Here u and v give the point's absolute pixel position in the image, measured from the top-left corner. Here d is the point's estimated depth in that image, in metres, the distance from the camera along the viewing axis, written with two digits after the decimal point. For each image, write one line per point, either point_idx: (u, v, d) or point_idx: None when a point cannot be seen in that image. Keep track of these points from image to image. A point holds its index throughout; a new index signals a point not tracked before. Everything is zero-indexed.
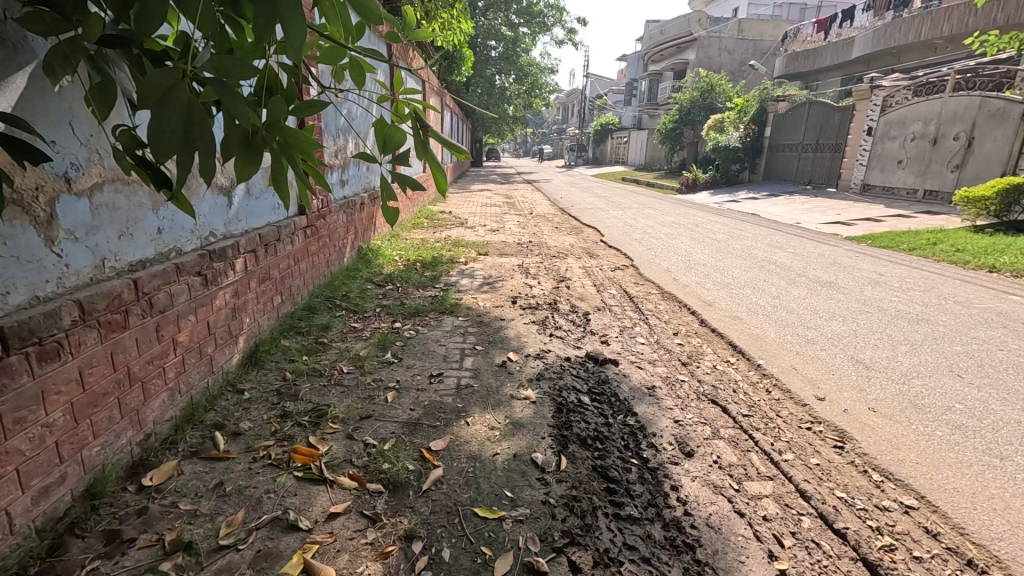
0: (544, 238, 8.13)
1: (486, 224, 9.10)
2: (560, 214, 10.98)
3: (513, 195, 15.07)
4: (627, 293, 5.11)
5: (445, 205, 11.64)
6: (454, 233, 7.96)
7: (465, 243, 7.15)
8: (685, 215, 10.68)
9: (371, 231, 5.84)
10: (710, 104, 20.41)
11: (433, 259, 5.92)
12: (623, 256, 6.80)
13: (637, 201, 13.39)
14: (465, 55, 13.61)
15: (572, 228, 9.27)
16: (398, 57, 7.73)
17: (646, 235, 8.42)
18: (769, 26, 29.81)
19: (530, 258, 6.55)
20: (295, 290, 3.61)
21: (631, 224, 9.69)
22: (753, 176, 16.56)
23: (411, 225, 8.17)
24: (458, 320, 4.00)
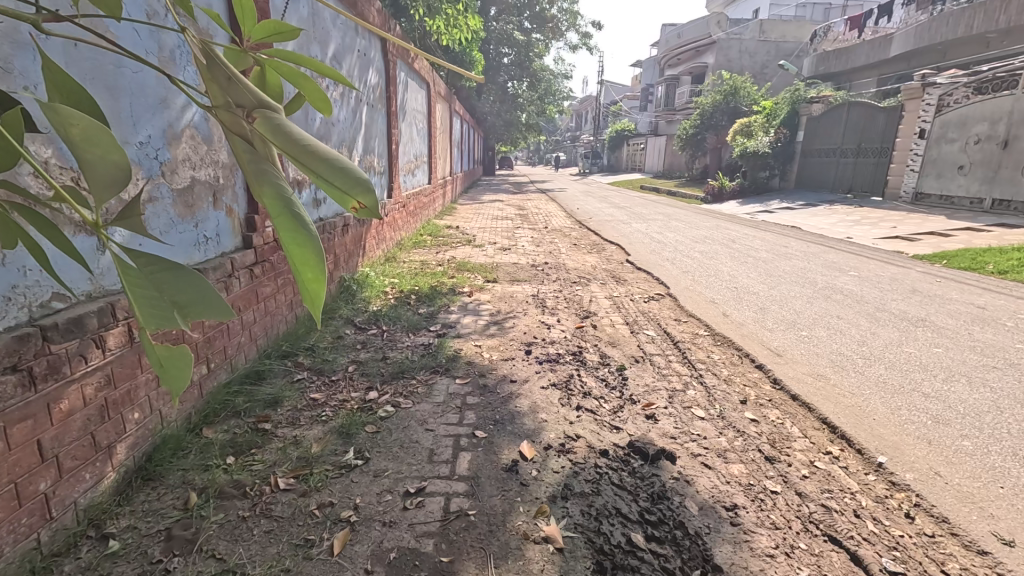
0: (562, 258, 7.17)
1: (496, 241, 8.19)
2: (578, 228, 10.02)
3: (526, 206, 14.16)
4: (668, 336, 4.13)
5: (452, 219, 10.78)
6: (459, 254, 7.05)
7: (471, 266, 6.22)
8: (716, 228, 9.65)
9: (355, 257, 4.91)
10: (734, 108, 19.32)
11: (431, 289, 5.00)
12: (656, 281, 5.81)
13: (660, 212, 12.38)
14: (476, 60, 12.86)
15: (592, 245, 8.29)
16: (397, 56, 6.85)
17: (678, 253, 7.41)
18: (793, 27, 28.71)
19: (546, 284, 5.60)
20: (233, 352, 2.68)
21: (658, 239, 8.70)
22: (784, 184, 15.40)
23: (412, 244, 7.27)
24: (455, 384, 3.05)
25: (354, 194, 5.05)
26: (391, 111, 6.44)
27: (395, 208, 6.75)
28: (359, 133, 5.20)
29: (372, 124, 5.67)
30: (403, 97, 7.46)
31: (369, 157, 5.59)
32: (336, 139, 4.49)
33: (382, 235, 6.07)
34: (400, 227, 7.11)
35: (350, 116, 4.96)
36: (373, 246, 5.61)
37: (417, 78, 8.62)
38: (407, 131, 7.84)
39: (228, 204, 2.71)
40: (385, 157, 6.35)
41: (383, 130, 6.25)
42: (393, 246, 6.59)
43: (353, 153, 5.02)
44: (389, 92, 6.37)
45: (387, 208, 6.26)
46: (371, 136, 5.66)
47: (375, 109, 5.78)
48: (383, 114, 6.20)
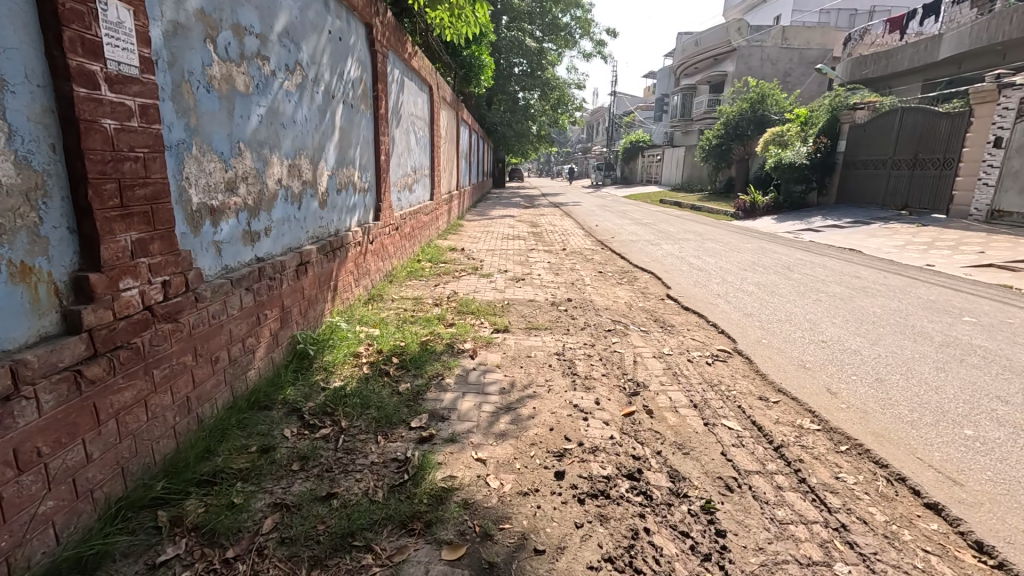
0: (588, 292, 5.88)
1: (508, 268, 6.94)
2: (601, 251, 8.75)
3: (540, 223, 12.95)
4: (763, 433, 2.80)
5: (458, 239, 9.61)
6: (462, 287, 5.78)
7: (476, 306, 4.94)
8: (762, 252, 8.33)
9: (319, 305, 3.66)
10: (762, 116, 18.00)
11: (422, 348, 3.72)
12: (714, 330, 4.50)
13: (690, 231, 11.08)
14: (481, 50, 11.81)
15: (621, 274, 7.00)
16: (388, 48, 5.67)
17: (729, 286, 6.10)
18: (817, 34, 27.50)
19: (574, 335, 4.31)
20: (13, 540, 1.42)
21: (697, 266, 7.37)
22: (825, 199, 14.00)
23: (406, 276, 6.01)
24: (441, 563, 1.77)
25: (321, 218, 3.80)
26: (380, 114, 5.22)
27: (385, 231, 5.50)
28: (331, 138, 3.97)
29: (351, 129, 4.44)
30: (397, 98, 6.26)
31: (345, 169, 4.34)
32: (290, 144, 3.24)
33: (365, 268, 4.82)
34: (392, 254, 5.88)
35: (319, 116, 3.74)
36: (349, 284, 4.34)
37: (417, 78, 7.44)
38: (402, 140, 6.64)
39: (12, 259, 1.45)
40: (371, 169, 5.12)
41: (369, 137, 5.01)
42: (380, 280, 5.36)
43: (320, 165, 3.77)
44: (378, 90, 5.18)
45: (372, 233, 5.01)
46: (350, 143, 4.44)
47: (356, 109, 4.56)
48: (369, 116, 4.98)
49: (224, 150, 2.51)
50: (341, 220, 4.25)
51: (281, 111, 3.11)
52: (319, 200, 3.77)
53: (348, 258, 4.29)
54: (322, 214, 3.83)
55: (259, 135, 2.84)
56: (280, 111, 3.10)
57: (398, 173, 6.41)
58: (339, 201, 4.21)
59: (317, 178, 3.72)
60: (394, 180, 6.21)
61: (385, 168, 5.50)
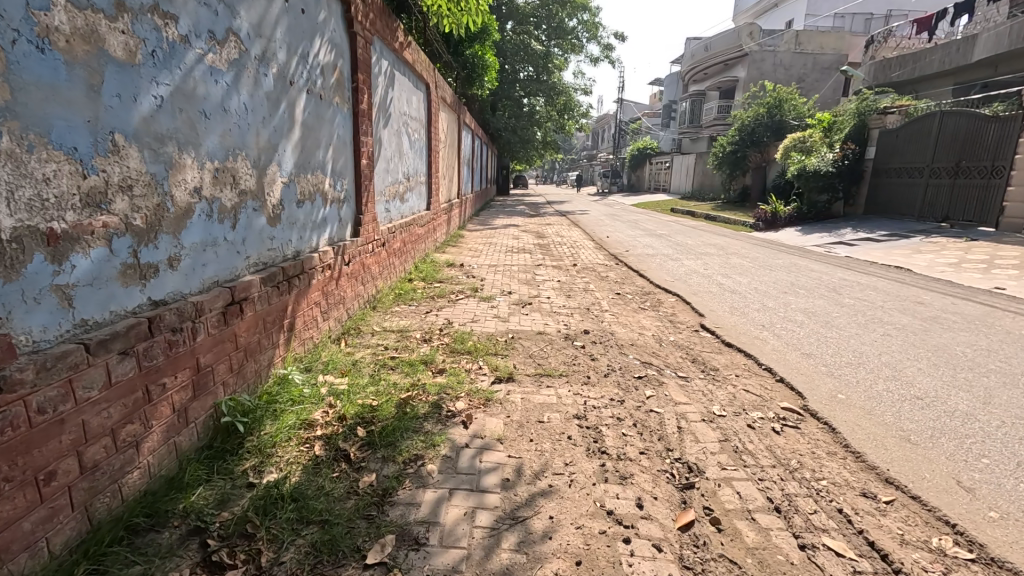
0: (607, 322, 4.98)
1: (512, 289, 6.06)
2: (616, 267, 7.86)
3: (546, 234, 12.07)
4: (896, 572, 1.88)
5: (457, 252, 8.77)
6: (459, 314, 4.89)
7: (474, 342, 4.05)
8: (797, 271, 7.45)
9: (263, 354, 2.76)
10: (780, 122, 17.16)
11: (399, 412, 2.81)
12: (771, 379, 3.60)
13: (711, 244, 10.18)
14: (490, 32, 10.95)
15: (643, 296, 6.10)
16: (374, 32, 4.82)
17: (772, 313, 5.22)
18: (832, 39, 26.73)
19: (595, 385, 3.42)
20: None
21: (727, 286, 6.49)
22: (852, 209, 13.07)
23: (393, 301, 5.13)
24: None
25: (268, 238, 2.91)
26: (360, 109, 4.35)
27: (366, 249, 4.61)
28: (287, 135, 3.10)
29: (317, 126, 3.57)
30: (385, 94, 5.41)
31: (309, 175, 3.47)
32: (216, 141, 2.36)
33: (338, 297, 3.94)
34: (376, 274, 4.99)
35: (268, 106, 2.87)
36: (312, 319, 3.44)
37: (411, 74, 6.61)
38: (391, 142, 5.76)
39: None
40: (347, 175, 4.24)
41: (345, 135, 4.14)
42: (359, 308, 4.47)
43: (268, 169, 2.90)
44: (358, 81, 4.31)
45: (348, 253, 4.13)
46: (316, 144, 3.57)
47: (325, 102, 3.69)
48: (344, 111, 4.11)
49: (79, 145, 1.63)
50: (302, 238, 3.37)
51: (198, 94, 2.23)
52: (267, 214, 2.89)
53: (311, 286, 3.41)
54: (271, 233, 2.94)
55: (154, 125, 1.96)
56: (198, 93, 2.22)
57: (386, 181, 5.56)
58: (300, 216, 3.34)
59: (263, 186, 2.85)
60: (380, 188, 5.34)
61: (366, 174, 4.63)
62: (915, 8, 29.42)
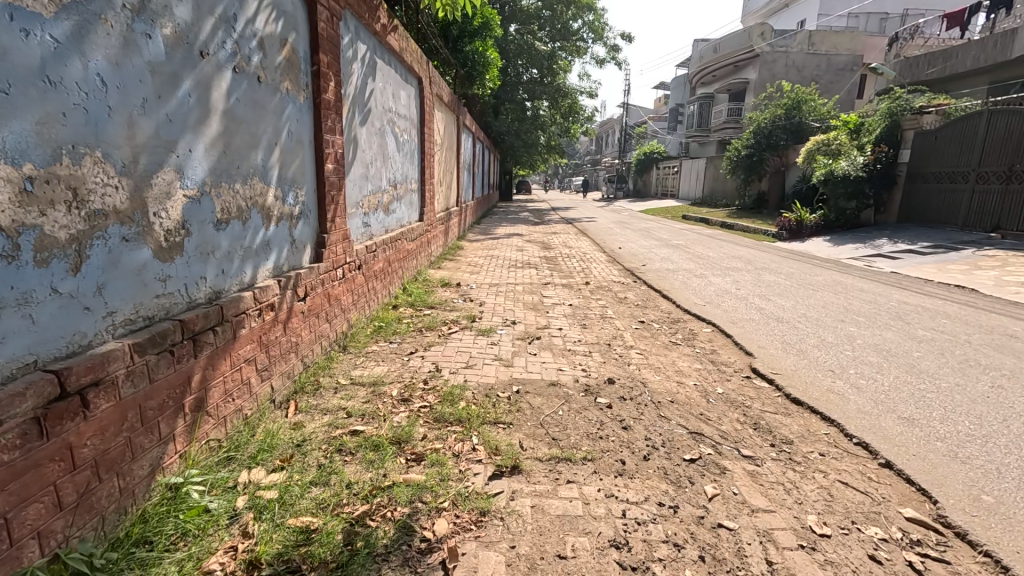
0: (635, 364, 4.01)
1: (516, 317, 5.11)
2: (634, 287, 6.91)
3: (553, 245, 11.12)
4: None
5: (455, 268, 7.84)
6: (450, 356, 3.93)
7: (467, 404, 3.08)
8: (845, 291, 6.48)
9: (134, 463, 1.80)
10: (799, 124, 16.20)
11: (346, 548, 1.84)
12: (874, 465, 2.61)
13: (735, 257, 9.22)
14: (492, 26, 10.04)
15: (672, 327, 5.13)
16: (345, 6, 3.88)
17: (836, 351, 4.25)
18: (846, 38, 25.80)
19: (634, 478, 2.44)
20: None
21: (768, 312, 5.51)
22: (884, 217, 12.10)
23: (370, 339, 4.17)
24: None
25: (156, 280, 1.95)
26: (322, 100, 3.40)
27: (331, 277, 3.65)
28: (194, 128, 2.14)
29: (251, 118, 2.62)
30: (363, 84, 4.48)
31: (238, 185, 2.52)
32: (23, 129, 1.41)
33: (286, 346, 2.97)
34: (348, 305, 4.05)
35: (155, 80, 1.92)
36: (240, 386, 2.48)
37: (398, 64, 5.69)
38: (373, 143, 4.83)
39: None
40: (304, 184, 3.30)
41: (299, 132, 3.18)
42: (320, 353, 3.51)
43: (156, 176, 1.94)
44: (320, 64, 3.37)
45: (303, 286, 3.18)
46: (251, 142, 2.62)
47: (265, 86, 2.75)
48: (298, 101, 3.16)
49: None
50: (223, 273, 2.41)
51: None
52: (152, 244, 1.94)
53: (238, 341, 2.44)
54: (161, 272, 1.98)
55: None
56: None
57: (365, 191, 4.63)
58: (221, 242, 2.38)
59: (144, 203, 1.89)
60: (356, 199, 4.40)
61: (333, 182, 3.69)
62: (932, 7, 28.55)
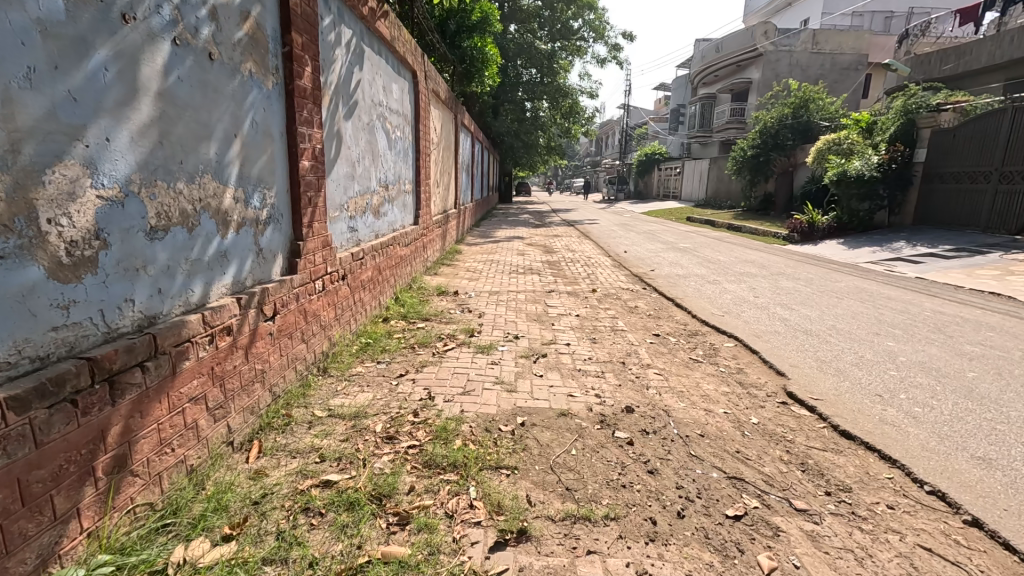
0: (654, 387, 3.56)
1: (519, 331, 4.65)
2: (644, 295, 6.45)
3: (555, 248, 10.67)
4: None
5: (452, 275, 7.38)
6: (445, 379, 3.46)
7: (464, 443, 2.62)
8: (872, 299, 6.03)
9: (10, 557, 1.33)
10: (807, 124, 15.78)
11: None
12: (958, 524, 2.16)
13: (748, 262, 8.77)
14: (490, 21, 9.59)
15: (689, 341, 4.68)
16: None
17: (878, 371, 3.79)
18: (851, 37, 25.41)
19: (670, 545, 1.98)
20: None
21: (793, 322, 5.07)
22: (899, 219, 11.62)
23: (355, 359, 3.71)
24: None
25: (52, 308, 1.49)
26: (294, 86, 2.93)
27: (308, 291, 3.19)
28: (112, 111, 1.68)
29: (201, 102, 2.15)
30: (348, 74, 4.02)
31: (181, 183, 2.05)
32: None
33: (247, 377, 2.49)
34: (330, 322, 3.58)
35: (50, 44, 1.46)
36: (182, 433, 1.99)
37: (389, 55, 5.24)
38: (360, 139, 4.38)
39: None
40: (273, 184, 2.83)
41: (266, 122, 2.72)
42: (295, 380, 3.04)
43: (50, 171, 1.48)
44: (292, 45, 2.90)
45: (271, 303, 2.71)
46: (200, 132, 2.15)
47: (220, 65, 2.28)
48: (265, 86, 2.69)
49: None
50: (160, 292, 1.94)
51: None
52: (45, 261, 1.47)
53: (177, 378, 1.96)
54: (61, 296, 1.52)
55: None
56: None
57: (351, 192, 4.17)
58: (155, 254, 1.91)
59: (31, 205, 1.43)
60: (341, 202, 3.94)
61: (311, 182, 3.22)
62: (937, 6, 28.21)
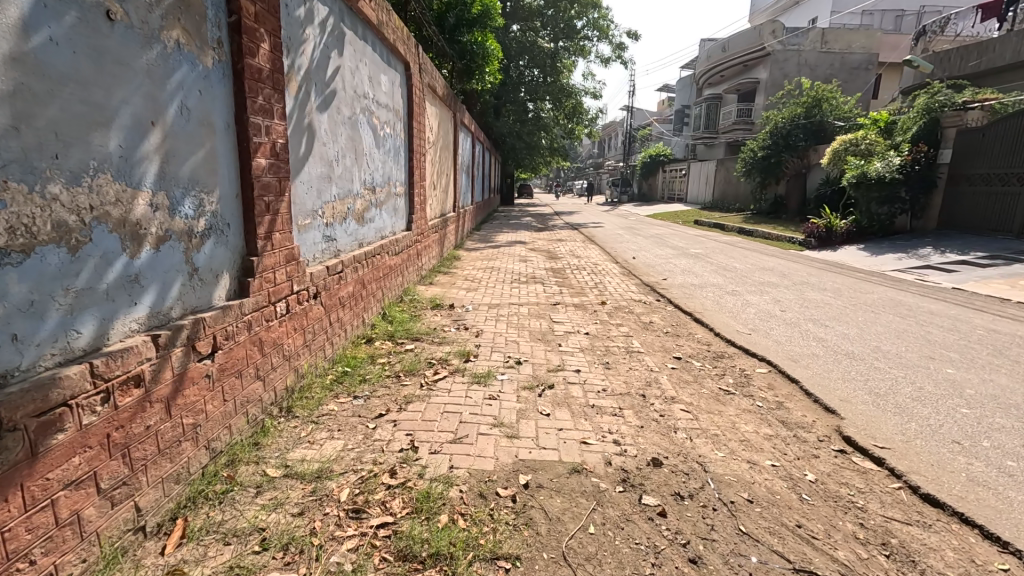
0: (682, 431, 2.97)
1: (522, 355, 4.08)
2: (659, 308, 5.89)
3: (560, 254, 10.09)
4: None
5: (449, 285, 6.83)
6: (431, 421, 2.88)
7: (451, 519, 2.05)
8: (912, 314, 5.45)
9: None
10: (820, 124, 15.20)
11: None
12: None
13: (766, 270, 8.18)
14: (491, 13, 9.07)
15: (716, 367, 4.09)
16: None
17: (945, 407, 3.22)
18: (860, 35, 24.83)
19: None
20: None
21: (831, 343, 4.48)
22: (922, 224, 10.97)
23: (327, 394, 3.13)
24: None
25: None
26: (244, 67, 2.36)
27: (264, 318, 2.61)
28: None
29: (90, 76, 1.58)
30: (324, 59, 3.46)
31: (56, 186, 1.48)
32: None
33: (169, 438, 1.92)
34: (297, 350, 3.01)
35: None
36: (49, 537, 1.43)
37: (376, 41, 4.68)
38: (340, 136, 3.82)
39: None
40: (215, 188, 2.26)
41: (203, 109, 2.15)
42: (245, 428, 2.46)
43: None
44: (241, 14, 2.33)
45: (207, 339, 2.13)
46: (89, 117, 1.59)
47: (125, 30, 1.72)
48: (201, 63, 2.12)
49: None
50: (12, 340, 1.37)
51: None
52: None
53: (39, 462, 1.39)
54: None
55: None
56: None
57: (328, 197, 3.61)
58: (7, 287, 1.35)
59: None
60: (314, 209, 3.37)
61: (270, 185, 2.64)
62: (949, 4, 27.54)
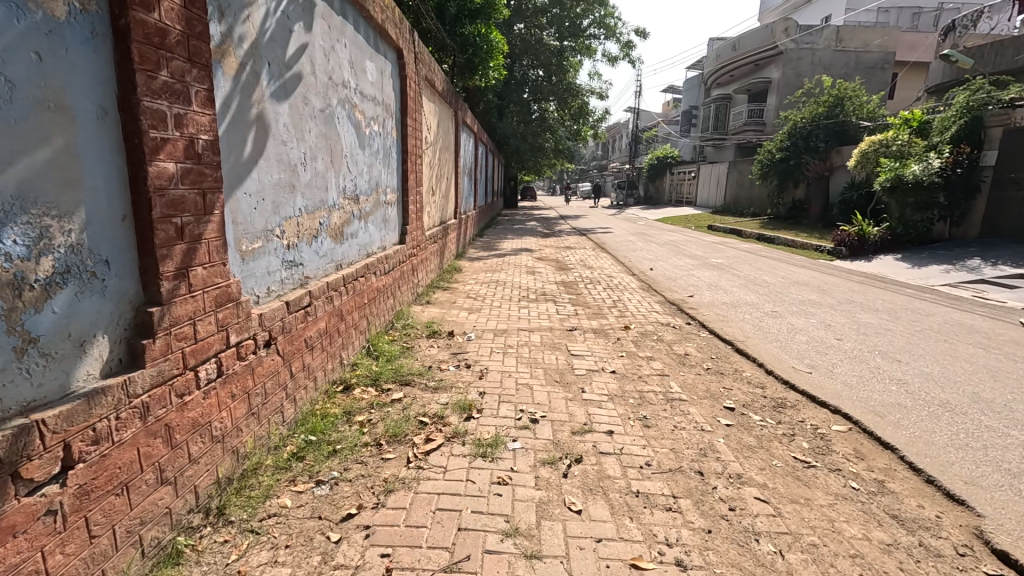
0: (766, 539, 2.14)
1: (537, 408, 3.25)
2: (691, 335, 5.06)
3: (570, 264, 9.26)
4: None
5: (448, 304, 6.00)
6: (417, 529, 2.06)
7: None
8: (995, 344, 4.61)
9: None
10: (842, 124, 14.34)
11: None
12: None
13: (802, 284, 7.35)
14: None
15: (781, 423, 3.25)
16: None
17: None
18: (877, 33, 23.97)
19: None
20: None
21: (915, 389, 3.64)
22: (963, 232, 10.22)
23: (278, 480, 2.31)
24: None
25: None
26: (130, 23, 1.56)
27: (174, 394, 1.80)
28: None
29: None
30: (283, 30, 2.65)
31: None
32: None
33: None
34: (234, 425, 2.19)
35: None
36: None
37: (360, 20, 3.88)
38: (308, 133, 3.01)
39: None
40: (76, 208, 1.45)
41: (45, 84, 1.35)
42: (136, 564, 1.65)
43: None
44: None
45: (48, 455, 1.32)
46: None
47: None
48: (37, 10, 1.32)
49: None
50: None
51: None
52: None
53: None
54: None
55: None
56: None
57: (290, 211, 2.81)
58: None
59: None
60: (268, 227, 2.57)
61: (184, 201, 1.83)
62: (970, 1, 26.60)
